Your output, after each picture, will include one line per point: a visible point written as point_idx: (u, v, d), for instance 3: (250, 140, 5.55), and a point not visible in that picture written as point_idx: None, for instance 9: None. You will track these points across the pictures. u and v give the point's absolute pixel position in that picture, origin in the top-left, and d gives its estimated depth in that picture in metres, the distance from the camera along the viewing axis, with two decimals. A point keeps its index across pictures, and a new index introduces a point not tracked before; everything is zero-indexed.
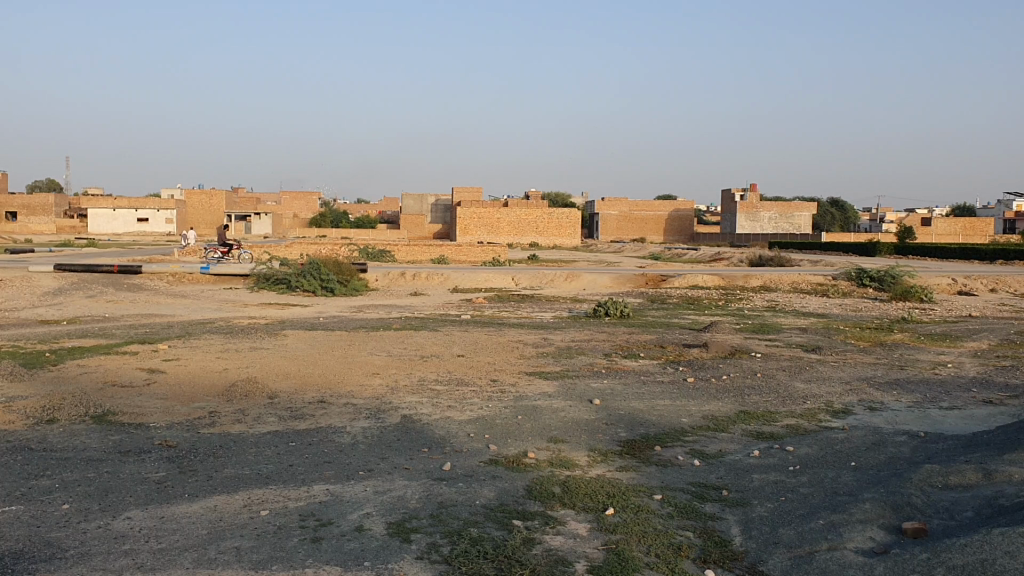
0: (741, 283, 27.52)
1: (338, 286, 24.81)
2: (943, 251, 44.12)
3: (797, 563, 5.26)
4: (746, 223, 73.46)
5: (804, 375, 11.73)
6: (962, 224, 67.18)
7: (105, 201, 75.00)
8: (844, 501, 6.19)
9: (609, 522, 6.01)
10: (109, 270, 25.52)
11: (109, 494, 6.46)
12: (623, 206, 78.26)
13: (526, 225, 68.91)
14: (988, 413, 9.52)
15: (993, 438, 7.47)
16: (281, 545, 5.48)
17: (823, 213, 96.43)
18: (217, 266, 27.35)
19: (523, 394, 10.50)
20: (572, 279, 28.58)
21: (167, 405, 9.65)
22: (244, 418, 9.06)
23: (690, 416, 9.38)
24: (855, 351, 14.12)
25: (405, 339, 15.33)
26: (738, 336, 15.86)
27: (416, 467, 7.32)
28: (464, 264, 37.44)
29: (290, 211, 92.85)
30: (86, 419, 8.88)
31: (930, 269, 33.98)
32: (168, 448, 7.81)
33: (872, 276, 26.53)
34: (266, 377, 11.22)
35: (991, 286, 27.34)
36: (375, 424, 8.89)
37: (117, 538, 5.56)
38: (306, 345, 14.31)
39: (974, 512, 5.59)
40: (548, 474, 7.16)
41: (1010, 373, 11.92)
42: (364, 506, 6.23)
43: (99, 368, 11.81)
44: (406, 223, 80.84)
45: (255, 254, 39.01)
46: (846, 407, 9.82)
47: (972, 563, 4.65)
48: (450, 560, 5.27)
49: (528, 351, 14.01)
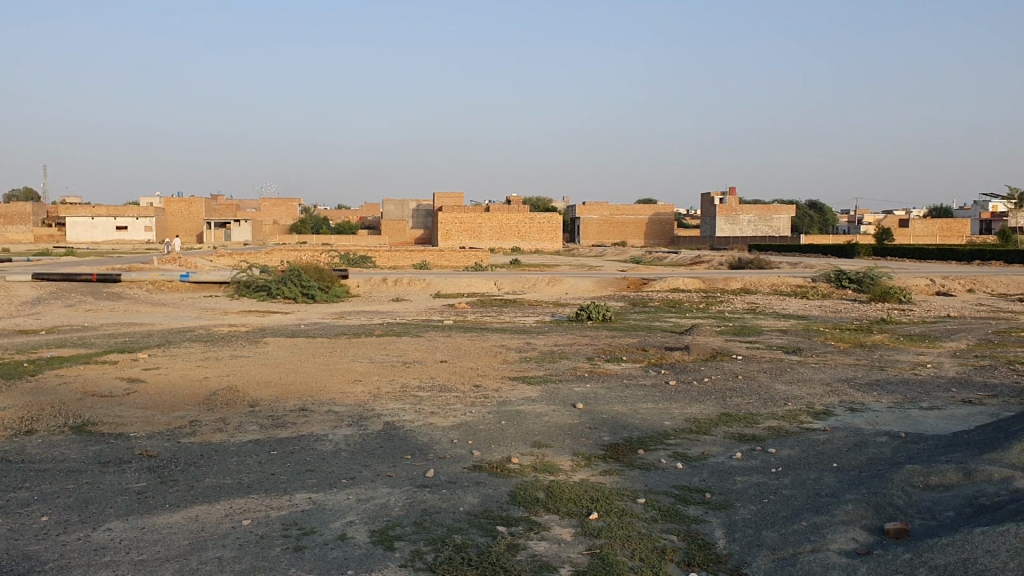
0: (722, 285, 27.71)
1: (320, 292, 24.73)
2: (922, 252, 44.65)
3: (781, 565, 5.28)
4: (725, 224, 73.84)
5: (785, 377, 11.82)
6: (938, 225, 66.99)
7: (82, 207, 74.00)
8: (827, 502, 6.22)
9: (593, 527, 6.00)
10: (89, 277, 25.37)
11: (89, 505, 6.40)
12: (604, 210, 78.55)
13: (507, 228, 69.10)
14: (967, 412, 9.61)
15: (972, 437, 7.54)
16: (264, 555, 5.44)
17: (802, 216, 97.53)
18: (198, 275, 27.15)
19: (507, 399, 10.54)
20: (554, 283, 28.64)
21: (148, 414, 9.59)
22: (225, 427, 8.99)
23: (673, 418, 9.44)
24: (836, 352, 14.28)
25: (388, 344, 15.34)
26: (719, 338, 15.94)
27: (399, 474, 7.28)
28: (445, 268, 37.82)
29: (272, 219, 93.27)
30: (65, 430, 8.79)
31: (911, 270, 34.24)
32: (148, 458, 7.75)
33: (850, 278, 26.75)
34: (247, 386, 11.16)
35: (968, 285, 27.64)
36: (358, 431, 8.85)
37: (97, 550, 5.51)
38: (287, 352, 14.29)
39: (955, 511, 5.62)
40: (532, 479, 7.16)
41: (989, 373, 12.03)
42: (348, 514, 6.20)
43: (78, 378, 11.70)
44: (388, 229, 81.05)
45: (236, 262, 38.95)
46: (827, 408, 9.89)
47: (954, 562, 4.69)
48: (434, 569, 5.24)
49: (512, 356, 14.01)
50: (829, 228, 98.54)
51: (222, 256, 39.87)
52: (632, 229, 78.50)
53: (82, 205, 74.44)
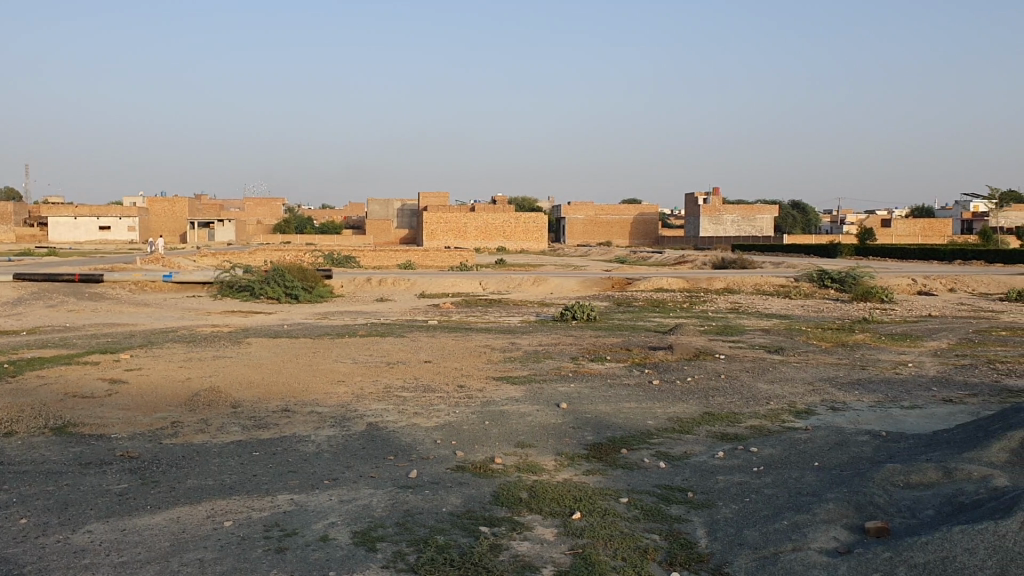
0: (705, 285, 27.80)
1: (303, 292, 24.64)
2: (903, 252, 44.96)
3: (762, 564, 5.30)
4: (709, 224, 74.06)
5: (768, 376, 11.87)
6: (920, 225, 67.29)
7: (65, 207, 73.45)
8: (808, 501, 6.25)
9: (575, 527, 6.01)
10: (71, 277, 25.18)
11: (69, 507, 6.36)
12: (589, 210, 78.65)
13: (492, 228, 69.07)
14: (948, 411, 9.68)
15: (952, 436, 7.59)
16: (245, 556, 5.42)
17: (785, 216, 98.04)
18: (180, 275, 27.01)
19: (491, 399, 10.54)
20: (539, 283, 28.65)
21: (129, 415, 9.53)
22: (207, 428, 8.94)
23: (656, 418, 9.46)
24: (818, 351, 14.35)
25: (371, 344, 15.30)
26: (702, 337, 15.98)
27: (382, 475, 7.27)
28: (430, 267, 37.77)
29: (256, 218, 92.90)
30: (45, 431, 8.72)
31: (893, 270, 34.45)
32: (129, 460, 7.71)
33: (833, 278, 26.89)
34: (230, 386, 11.10)
35: (949, 285, 27.84)
36: (340, 432, 8.83)
37: (77, 552, 5.47)
38: (270, 352, 14.22)
39: (934, 510, 5.66)
40: (515, 479, 7.16)
41: (969, 371, 12.12)
42: (330, 515, 6.18)
43: (59, 379, 11.61)
44: (372, 228, 80.87)
45: (220, 262, 38.76)
46: (809, 407, 9.94)
47: (934, 561, 4.72)
48: (416, 569, 5.23)
49: (496, 356, 14.01)
50: (812, 228, 99.08)
51: (206, 256, 39.66)
52: (617, 229, 78.63)
53: (64, 205, 73.87)
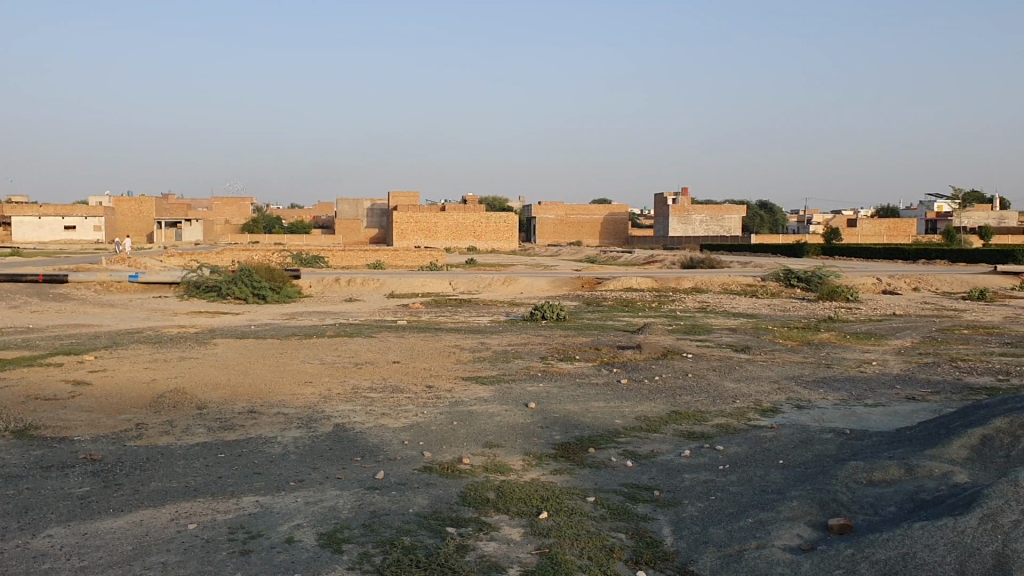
0: (674, 285, 27.93)
1: (271, 292, 24.46)
2: (869, 251, 45.47)
3: (727, 562, 5.33)
4: (679, 224, 74.46)
5: (734, 375, 11.94)
6: (885, 225, 67.99)
7: (28, 207, 72.35)
8: (773, 499, 6.29)
9: (542, 527, 6.01)
10: (35, 277, 24.81)
11: (30, 511, 6.26)
12: (560, 210, 78.79)
13: (462, 228, 68.96)
14: (911, 408, 9.79)
15: (914, 433, 7.68)
16: (209, 559, 5.37)
17: (754, 216, 98.79)
18: (146, 275, 26.72)
19: (459, 399, 10.52)
20: (509, 283, 28.65)
21: (93, 417, 9.41)
22: (172, 430, 8.84)
23: (624, 417, 9.48)
24: (785, 350, 14.47)
25: (340, 344, 15.23)
26: (671, 337, 16.06)
27: (349, 476, 7.23)
28: (400, 267, 37.66)
29: (224, 218, 92.10)
30: (6, 435, 8.58)
31: (859, 269, 34.80)
32: (92, 462, 7.61)
33: (800, 277, 27.12)
34: (196, 388, 10.99)
35: (914, 284, 28.19)
36: (307, 433, 8.77)
37: (37, 557, 5.39)
38: (236, 353, 14.09)
39: (896, 506, 5.73)
40: (483, 479, 7.15)
41: (932, 370, 12.27)
42: (296, 517, 6.14)
43: (20, 381, 11.44)
44: (342, 228, 80.47)
45: (187, 262, 38.39)
46: (776, 405, 10.01)
47: (894, 557, 4.78)
48: (382, 570, 5.21)
49: (465, 356, 13.99)
50: (780, 228, 99.93)
51: (173, 256, 39.24)
52: (587, 229, 78.83)
53: (28, 204, 72.79)
